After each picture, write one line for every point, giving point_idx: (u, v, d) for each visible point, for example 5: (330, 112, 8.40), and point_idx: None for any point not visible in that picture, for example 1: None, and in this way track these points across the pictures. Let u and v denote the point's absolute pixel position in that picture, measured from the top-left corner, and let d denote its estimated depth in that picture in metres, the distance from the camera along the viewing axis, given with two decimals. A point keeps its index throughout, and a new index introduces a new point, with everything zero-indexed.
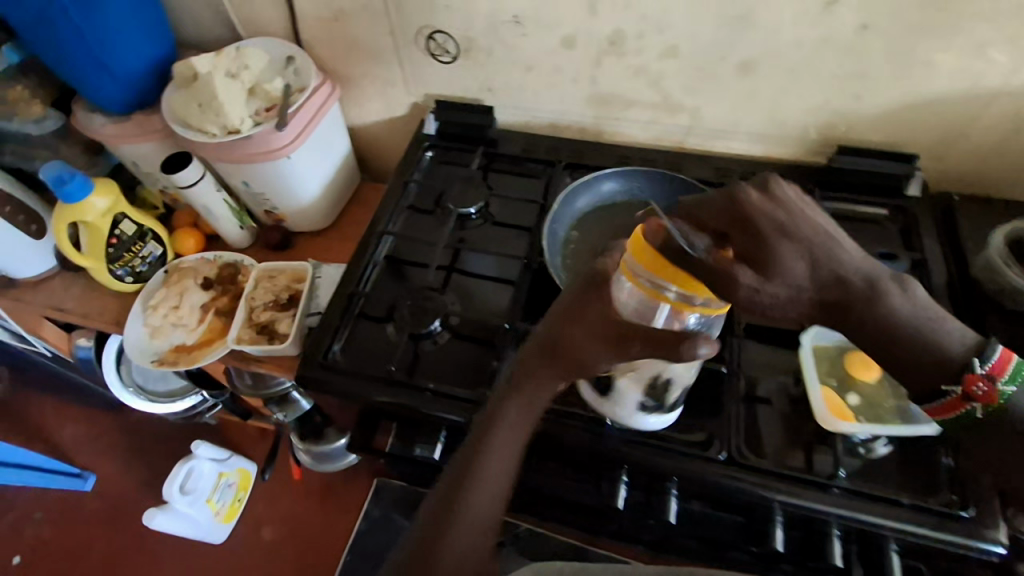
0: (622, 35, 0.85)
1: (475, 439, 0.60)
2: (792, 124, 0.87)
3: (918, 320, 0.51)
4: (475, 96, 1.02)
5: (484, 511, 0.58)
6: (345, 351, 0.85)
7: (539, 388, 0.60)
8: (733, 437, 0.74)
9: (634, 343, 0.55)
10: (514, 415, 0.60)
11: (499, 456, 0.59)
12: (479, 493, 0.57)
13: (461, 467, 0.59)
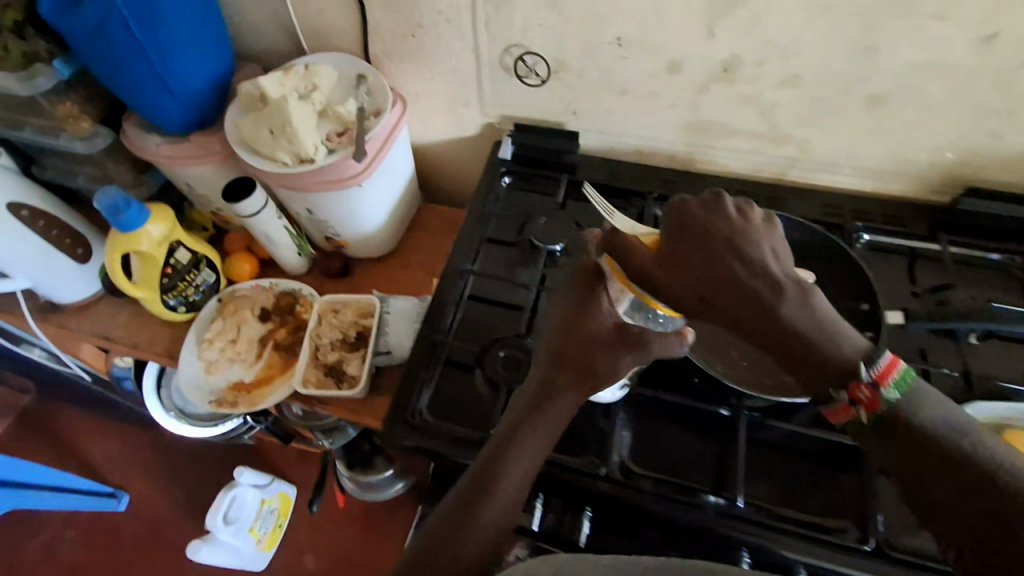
0: (738, 61, 0.77)
1: (505, 437, 0.59)
2: (914, 159, 0.82)
3: (812, 325, 0.56)
4: (557, 119, 0.94)
5: (500, 511, 0.55)
6: (432, 406, 0.76)
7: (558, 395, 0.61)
8: (877, 521, 0.65)
9: (610, 329, 0.63)
10: (538, 422, 0.60)
11: (523, 455, 0.58)
12: (506, 487, 0.56)
13: (487, 461, 0.58)
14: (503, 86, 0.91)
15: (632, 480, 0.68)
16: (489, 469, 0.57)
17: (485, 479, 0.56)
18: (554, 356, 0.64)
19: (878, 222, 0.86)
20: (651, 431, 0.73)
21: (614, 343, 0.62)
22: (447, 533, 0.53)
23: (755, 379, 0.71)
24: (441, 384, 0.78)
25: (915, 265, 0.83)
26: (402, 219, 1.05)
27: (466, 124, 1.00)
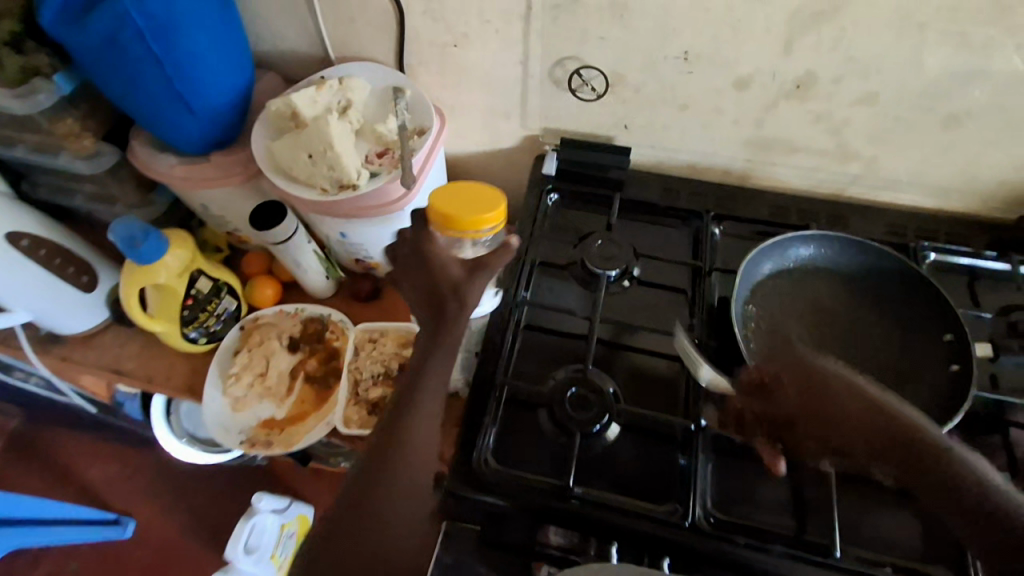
0: (813, 77, 0.73)
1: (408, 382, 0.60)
2: (983, 178, 0.80)
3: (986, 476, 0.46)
4: (606, 133, 0.89)
5: (417, 458, 0.57)
6: (496, 452, 0.71)
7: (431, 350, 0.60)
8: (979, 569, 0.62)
9: (446, 293, 0.62)
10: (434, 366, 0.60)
11: (435, 396, 0.59)
12: (421, 430, 0.58)
13: (396, 413, 0.59)
14: (552, 98, 0.85)
15: (722, 532, 0.64)
16: (404, 414, 0.58)
17: (395, 428, 0.58)
18: (429, 303, 0.63)
19: (942, 242, 0.83)
20: (731, 473, 0.69)
21: (468, 278, 0.63)
22: (355, 509, 0.54)
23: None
24: (501, 425, 0.73)
25: (976, 283, 0.81)
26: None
27: (504, 136, 0.94)
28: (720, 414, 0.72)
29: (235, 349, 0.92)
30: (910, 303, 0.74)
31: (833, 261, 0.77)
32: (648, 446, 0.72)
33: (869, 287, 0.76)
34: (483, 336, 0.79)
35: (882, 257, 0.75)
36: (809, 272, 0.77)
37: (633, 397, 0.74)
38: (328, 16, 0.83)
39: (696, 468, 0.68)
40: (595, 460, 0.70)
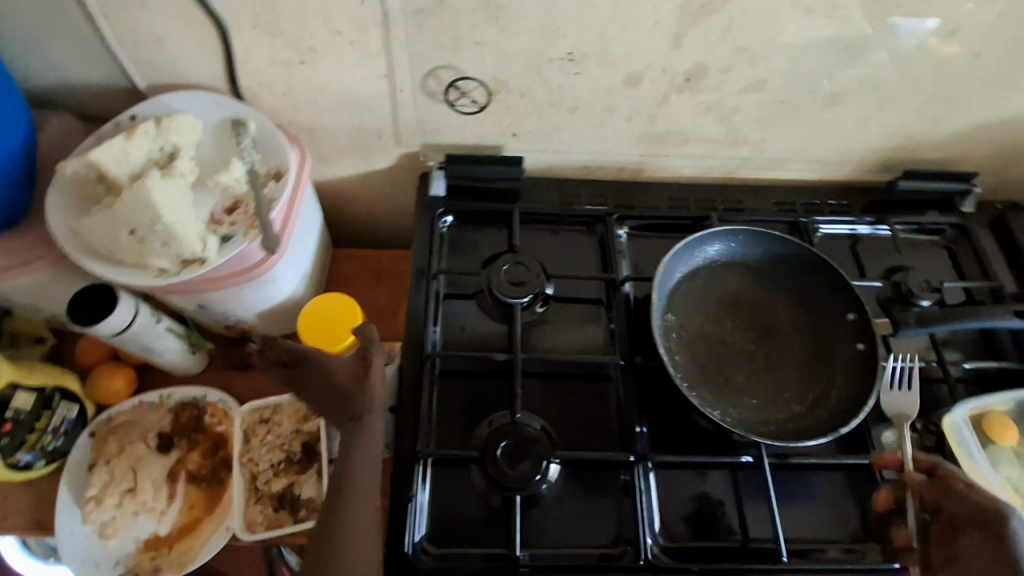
0: (703, 69, 0.70)
1: (339, 471, 0.61)
2: (860, 149, 0.82)
3: None
4: (495, 142, 0.80)
5: (361, 541, 0.57)
6: (427, 531, 0.63)
7: (354, 437, 0.62)
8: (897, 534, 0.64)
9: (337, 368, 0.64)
10: (355, 447, 0.62)
11: (359, 467, 0.61)
12: (352, 506, 0.59)
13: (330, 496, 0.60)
14: (429, 112, 0.75)
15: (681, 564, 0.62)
16: (333, 496, 0.60)
17: (330, 509, 0.59)
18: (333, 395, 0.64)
19: (828, 213, 0.85)
20: (674, 497, 0.67)
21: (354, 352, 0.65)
22: None
23: (765, 417, 0.67)
24: (430, 499, 0.65)
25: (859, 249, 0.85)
26: (319, 276, 0.85)
27: (378, 157, 0.82)
28: (654, 433, 0.69)
29: (90, 464, 0.74)
30: (817, 283, 0.74)
31: (739, 254, 0.76)
32: (590, 484, 0.67)
33: (776, 276, 0.75)
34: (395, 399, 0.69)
35: (789, 245, 0.74)
36: (718, 270, 0.75)
37: (567, 435, 0.69)
38: (126, 38, 0.65)
39: (644, 500, 0.65)
40: (539, 514, 0.65)
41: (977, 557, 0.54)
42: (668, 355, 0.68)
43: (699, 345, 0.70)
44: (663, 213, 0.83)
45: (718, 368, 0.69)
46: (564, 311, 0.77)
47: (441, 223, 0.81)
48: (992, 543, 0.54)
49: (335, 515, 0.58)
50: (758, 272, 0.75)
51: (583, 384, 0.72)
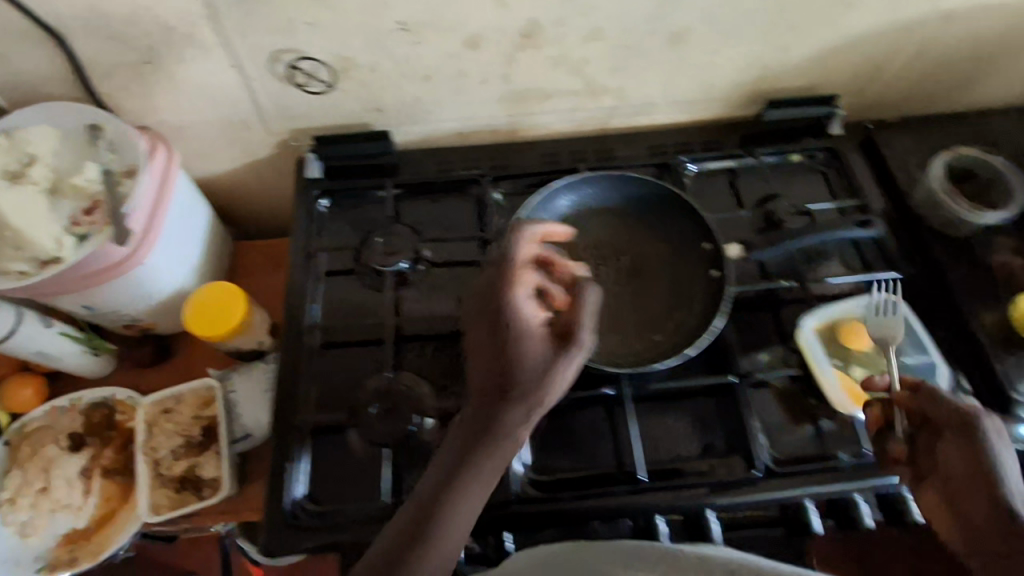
0: (538, 25, 0.70)
1: (438, 462, 0.52)
2: (722, 84, 0.83)
3: None
4: (363, 119, 0.82)
5: (469, 506, 0.51)
6: (310, 493, 0.66)
7: (503, 415, 0.52)
8: (757, 444, 0.67)
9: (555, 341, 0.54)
10: (479, 424, 0.52)
11: (525, 439, 0.53)
12: (474, 483, 0.51)
13: (471, 443, 0.52)
14: (287, 98, 0.77)
15: (548, 494, 0.65)
16: (444, 483, 0.51)
17: (450, 485, 0.50)
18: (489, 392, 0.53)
19: (698, 151, 0.87)
20: (546, 436, 0.69)
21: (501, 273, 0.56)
22: None
23: (627, 350, 0.70)
24: (313, 463, 0.68)
25: (737, 182, 0.87)
26: (216, 268, 0.88)
27: (255, 146, 0.84)
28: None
29: (7, 469, 0.78)
30: (678, 219, 0.75)
31: (603, 198, 0.76)
32: None
33: (643, 213, 0.76)
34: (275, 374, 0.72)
35: (652, 182, 0.74)
36: (584, 216, 0.76)
37: (444, 388, 0.72)
38: None
39: (511, 441, 0.67)
40: (416, 466, 0.67)
41: (951, 464, 0.54)
42: None
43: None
44: (535, 169, 0.85)
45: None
46: (443, 273, 0.80)
47: (318, 207, 0.83)
48: (964, 450, 0.53)
49: (463, 476, 0.51)
50: (623, 213, 0.76)
51: (457, 341, 0.75)
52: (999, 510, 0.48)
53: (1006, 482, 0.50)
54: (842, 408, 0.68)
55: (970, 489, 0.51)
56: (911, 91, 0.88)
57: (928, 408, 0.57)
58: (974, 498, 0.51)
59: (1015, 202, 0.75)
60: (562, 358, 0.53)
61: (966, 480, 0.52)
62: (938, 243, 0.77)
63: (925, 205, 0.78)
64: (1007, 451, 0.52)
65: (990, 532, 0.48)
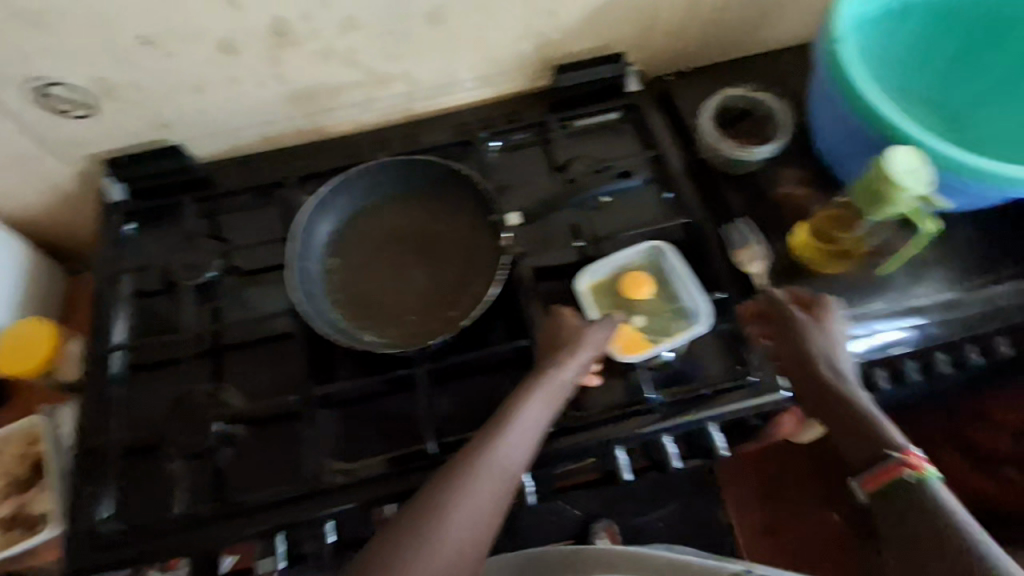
0: (286, 22, 0.71)
1: (442, 470, 0.60)
2: (506, 56, 0.85)
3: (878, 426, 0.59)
4: (155, 136, 0.83)
5: (472, 518, 0.58)
6: (121, 513, 0.68)
7: (528, 403, 0.63)
8: None
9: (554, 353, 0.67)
10: (535, 400, 0.64)
11: (508, 449, 0.61)
12: (473, 490, 0.59)
13: (458, 462, 0.61)
14: (63, 126, 0.77)
15: (350, 478, 0.67)
16: (441, 489, 0.59)
17: (439, 496, 0.58)
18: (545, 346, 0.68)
19: (500, 126, 0.88)
20: (350, 424, 0.71)
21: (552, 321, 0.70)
22: None
23: (421, 330, 0.72)
24: (124, 484, 0.70)
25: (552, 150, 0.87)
26: (43, 306, 0.88)
27: (55, 179, 0.84)
28: (325, 373, 0.74)
29: None
30: (461, 197, 0.78)
31: (390, 186, 0.79)
32: (275, 434, 0.72)
33: (429, 196, 0.79)
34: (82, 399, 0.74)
35: (430, 165, 0.77)
36: (375, 206, 0.78)
37: (255, 393, 0.74)
38: None
39: (315, 435, 0.70)
40: (225, 471, 0.70)
41: (787, 359, 0.67)
42: (321, 300, 0.73)
43: (357, 281, 0.74)
44: (340, 165, 0.86)
45: (373, 298, 0.74)
46: (255, 282, 0.81)
47: (125, 230, 0.83)
48: (791, 342, 0.67)
49: (455, 489, 0.58)
50: (409, 198, 0.79)
51: (268, 347, 0.77)
52: (835, 387, 0.63)
53: (831, 362, 0.65)
54: (615, 353, 0.71)
55: (807, 377, 0.65)
56: (705, 39, 0.90)
57: (771, 317, 0.70)
58: (807, 382, 0.65)
59: (785, 133, 0.79)
60: (585, 368, 0.66)
61: (803, 374, 0.65)
62: (724, 185, 0.80)
63: (708, 150, 0.80)
64: (827, 337, 0.67)
65: (829, 406, 0.62)
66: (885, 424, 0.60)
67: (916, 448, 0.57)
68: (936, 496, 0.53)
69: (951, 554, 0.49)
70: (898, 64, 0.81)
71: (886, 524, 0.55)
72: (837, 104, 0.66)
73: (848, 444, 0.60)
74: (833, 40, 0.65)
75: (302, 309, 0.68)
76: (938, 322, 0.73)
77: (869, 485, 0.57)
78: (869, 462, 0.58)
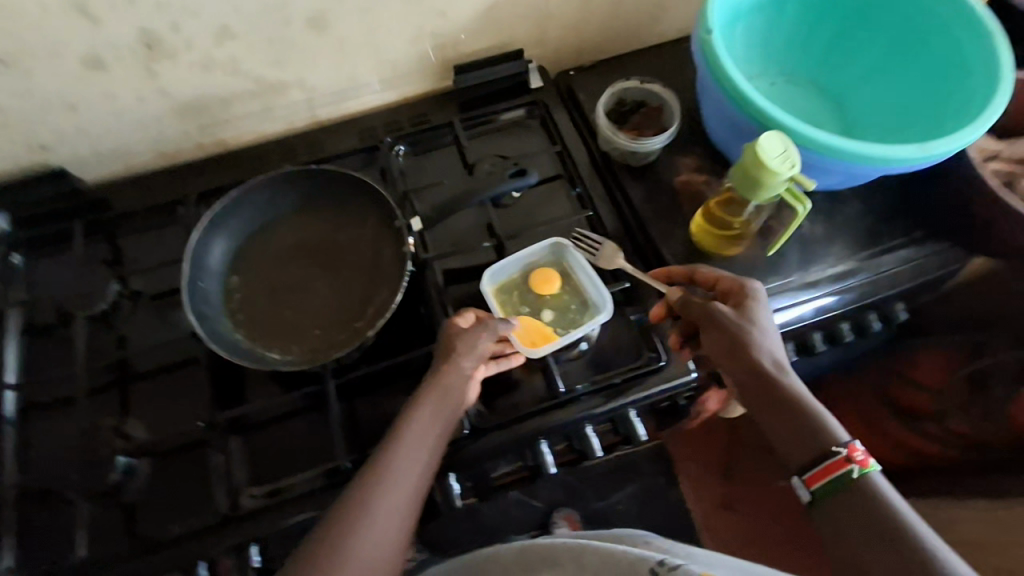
0: (154, 35, 0.69)
1: (351, 494, 0.59)
2: (401, 59, 0.84)
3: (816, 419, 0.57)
4: (33, 160, 0.78)
5: (388, 528, 0.59)
6: (22, 562, 0.65)
7: (419, 408, 0.64)
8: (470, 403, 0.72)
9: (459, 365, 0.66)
10: (429, 405, 0.64)
11: (405, 465, 0.61)
12: (387, 504, 0.59)
13: (369, 480, 0.60)
14: None
15: (259, 503, 0.66)
16: (354, 512, 0.58)
17: (352, 521, 0.57)
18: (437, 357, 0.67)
19: (405, 129, 0.87)
20: (264, 444, 0.70)
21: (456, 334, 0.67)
22: None
23: (329, 343, 0.71)
24: (23, 531, 0.66)
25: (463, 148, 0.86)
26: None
27: None
28: (233, 395, 0.72)
29: None
30: (364, 205, 0.76)
31: (291, 199, 0.77)
32: (186, 461, 0.70)
33: (330, 206, 0.77)
34: None
35: (327, 173, 0.76)
36: (277, 220, 0.77)
37: (161, 421, 0.72)
38: None
39: (227, 459, 0.68)
40: (133, 505, 0.68)
41: (717, 353, 0.64)
42: (221, 320, 0.71)
43: (259, 298, 0.73)
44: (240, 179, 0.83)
45: (276, 314, 0.72)
46: (159, 305, 0.79)
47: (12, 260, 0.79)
48: (721, 335, 0.63)
49: (369, 509, 0.58)
50: (313, 209, 0.77)
51: (172, 374, 0.74)
52: (769, 376, 0.60)
53: (767, 353, 0.62)
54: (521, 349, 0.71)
55: (737, 368, 0.62)
56: (601, 32, 0.91)
57: (687, 309, 0.67)
58: (743, 378, 0.62)
59: (676, 120, 0.79)
60: (480, 363, 0.67)
61: (732, 365, 0.63)
62: (626, 175, 0.82)
63: (606, 144, 0.81)
64: (761, 327, 0.63)
65: (764, 399, 0.60)
66: (825, 415, 0.58)
67: (856, 440, 0.55)
68: (884, 496, 0.52)
69: (903, 549, 0.48)
70: (782, 47, 0.82)
71: (827, 520, 0.54)
72: (714, 92, 0.68)
73: (783, 437, 0.59)
74: (706, 29, 0.66)
75: (198, 331, 0.66)
76: (831, 294, 0.77)
77: (815, 483, 0.54)
78: (810, 456, 0.56)
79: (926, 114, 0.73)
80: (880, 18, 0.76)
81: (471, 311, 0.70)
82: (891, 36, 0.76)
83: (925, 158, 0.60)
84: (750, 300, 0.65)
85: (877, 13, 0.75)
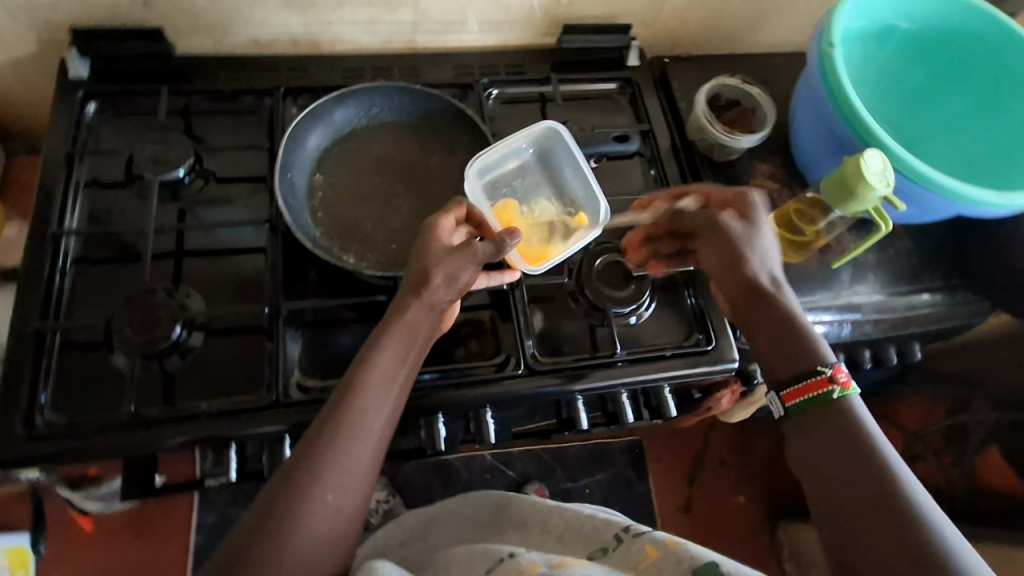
0: None
1: (314, 427, 0.55)
2: (518, 8, 0.84)
3: (797, 324, 0.62)
4: (132, 13, 0.76)
5: (352, 484, 0.54)
6: (59, 407, 0.64)
7: (383, 346, 0.58)
8: (524, 347, 0.74)
9: (432, 277, 0.60)
10: (394, 345, 0.59)
11: (372, 392, 0.56)
12: (351, 462, 0.54)
13: (328, 429, 0.54)
14: None
15: (310, 396, 0.67)
16: (311, 470, 0.52)
17: (312, 478, 0.52)
18: (409, 281, 0.61)
19: (502, 75, 0.88)
20: (319, 341, 0.72)
21: (445, 267, 0.60)
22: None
23: (398, 259, 0.73)
24: (65, 377, 0.66)
25: (549, 109, 0.88)
26: None
27: (8, 40, 0.76)
28: (298, 286, 0.73)
29: None
30: (460, 134, 0.81)
31: (385, 113, 0.80)
32: (238, 343, 0.70)
33: (420, 132, 0.81)
34: (17, 278, 0.68)
35: (429, 98, 0.80)
36: (366, 130, 0.80)
37: (217, 300, 0.72)
38: None
39: (282, 348, 0.69)
40: (176, 375, 0.67)
41: (713, 256, 0.68)
42: (302, 213, 0.72)
43: (340, 200, 0.75)
44: (332, 86, 0.83)
45: (354, 223, 0.74)
46: (229, 189, 0.78)
47: (85, 112, 0.78)
48: (721, 244, 0.67)
49: (334, 461, 0.53)
50: (400, 129, 0.80)
51: (235, 258, 0.74)
52: (765, 293, 0.64)
53: (761, 267, 0.65)
54: (520, 264, 0.73)
55: (734, 281, 0.66)
56: (703, 28, 0.94)
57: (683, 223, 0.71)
58: (739, 285, 0.65)
59: (769, 124, 0.84)
60: (457, 294, 0.62)
61: (728, 277, 0.66)
62: (704, 168, 0.85)
63: (695, 133, 0.85)
64: (759, 238, 0.67)
65: (762, 303, 0.64)
66: (814, 334, 0.62)
67: (842, 363, 0.58)
68: (855, 415, 0.55)
69: (880, 503, 0.50)
70: (871, 83, 0.86)
71: (817, 467, 0.55)
72: (821, 103, 0.73)
73: (771, 348, 0.62)
74: (828, 43, 0.71)
75: (285, 217, 0.69)
76: (871, 320, 0.81)
77: (792, 398, 0.58)
78: (796, 373, 0.59)
79: (996, 175, 0.79)
80: (977, 76, 0.81)
81: (454, 208, 0.65)
82: (981, 96, 0.82)
83: (1003, 206, 0.68)
84: (753, 211, 0.68)
85: (972, 74, 0.82)
